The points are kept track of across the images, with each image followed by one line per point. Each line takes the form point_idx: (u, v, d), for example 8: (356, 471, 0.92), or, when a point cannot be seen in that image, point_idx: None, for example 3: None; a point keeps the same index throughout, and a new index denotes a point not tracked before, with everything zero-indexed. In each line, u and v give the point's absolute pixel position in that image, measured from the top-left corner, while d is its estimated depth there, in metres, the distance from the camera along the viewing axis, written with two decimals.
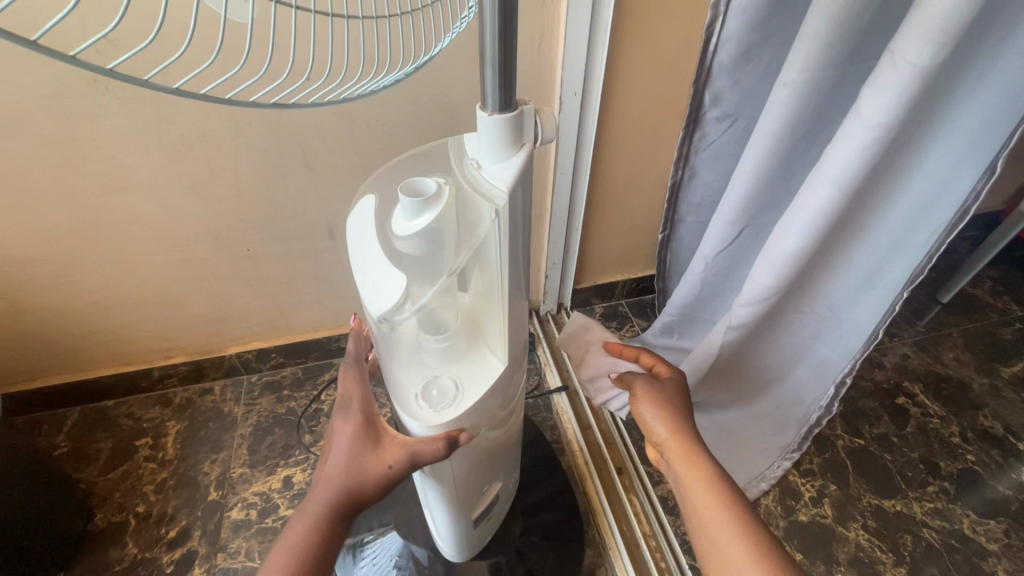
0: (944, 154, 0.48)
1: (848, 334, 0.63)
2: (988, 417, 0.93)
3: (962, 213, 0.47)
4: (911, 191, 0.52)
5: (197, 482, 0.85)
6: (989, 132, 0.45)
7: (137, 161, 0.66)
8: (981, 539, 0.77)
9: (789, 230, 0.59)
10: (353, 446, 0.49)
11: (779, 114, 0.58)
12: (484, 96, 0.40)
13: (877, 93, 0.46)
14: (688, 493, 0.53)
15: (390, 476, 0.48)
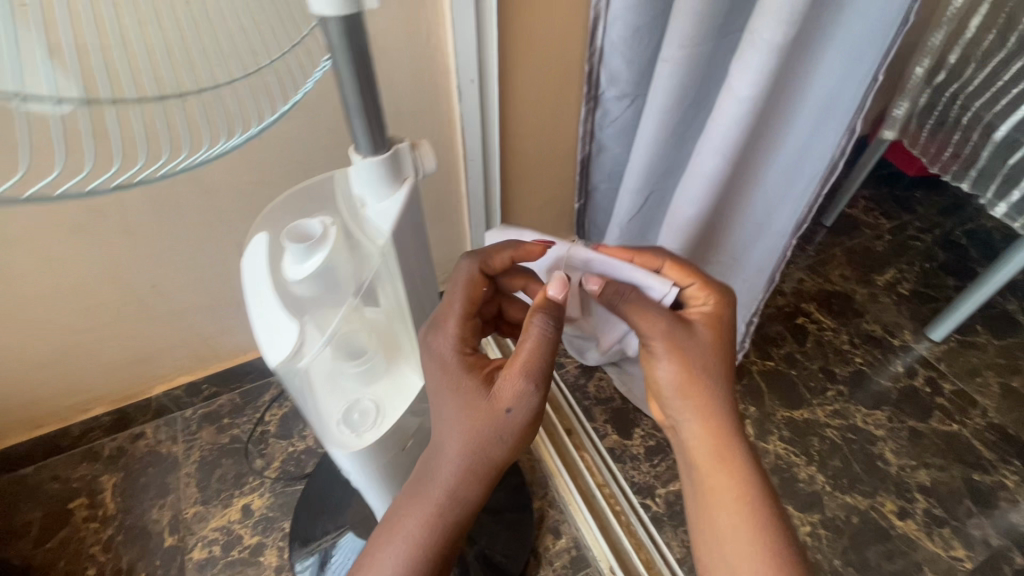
0: (809, 119, 0.54)
1: (750, 278, 0.72)
2: (870, 321, 1.07)
3: (830, 165, 0.55)
4: (787, 152, 0.58)
5: (148, 532, 0.82)
6: (842, 94, 0.50)
7: (2, 215, 0.59)
8: (871, 428, 0.91)
9: (688, 198, 0.64)
10: (468, 422, 0.42)
11: (664, 89, 0.62)
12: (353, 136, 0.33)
13: (744, 68, 0.50)
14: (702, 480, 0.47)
15: (513, 422, 0.42)
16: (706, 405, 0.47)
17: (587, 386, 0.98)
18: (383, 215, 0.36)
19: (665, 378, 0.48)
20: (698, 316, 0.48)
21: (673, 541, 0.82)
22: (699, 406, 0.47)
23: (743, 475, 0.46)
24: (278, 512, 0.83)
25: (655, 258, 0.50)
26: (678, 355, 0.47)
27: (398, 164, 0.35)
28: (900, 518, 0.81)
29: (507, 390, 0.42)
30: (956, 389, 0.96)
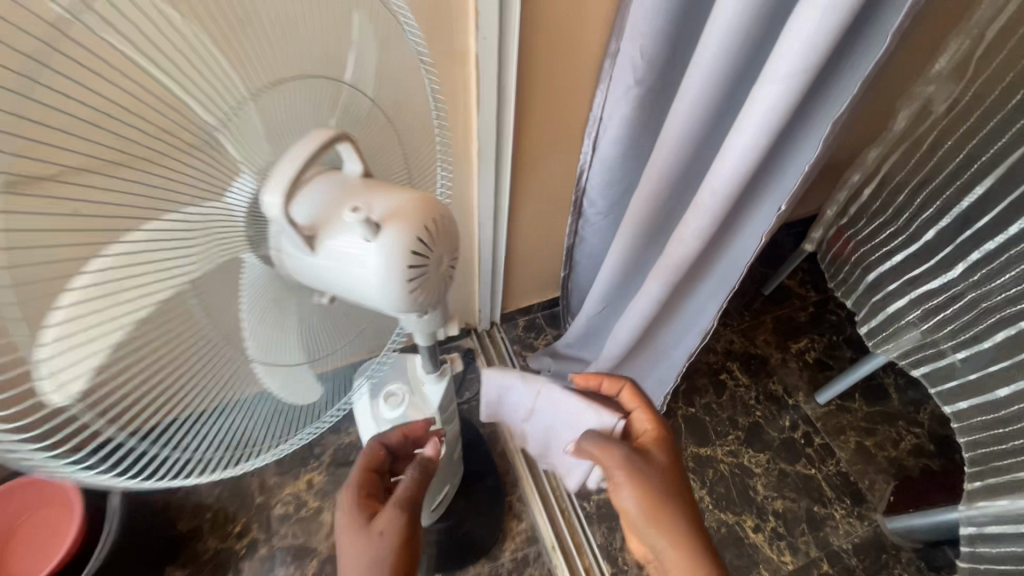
0: (711, 285, 0.94)
1: (677, 353, 1.11)
2: (775, 382, 1.42)
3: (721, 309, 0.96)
4: (699, 296, 0.98)
5: (244, 491, 1.20)
6: (732, 266, 0.89)
7: None
8: (752, 465, 1.28)
9: (631, 318, 1.00)
10: (356, 550, 0.59)
11: (618, 251, 0.98)
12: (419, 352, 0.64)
13: (665, 266, 0.86)
14: (671, 566, 0.66)
15: (384, 541, 0.59)
16: (671, 527, 0.66)
17: None
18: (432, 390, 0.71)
19: (633, 507, 0.68)
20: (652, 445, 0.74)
21: (599, 531, 1.19)
22: (656, 517, 0.67)
23: (692, 557, 0.65)
24: (332, 487, 1.21)
25: (616, 385, 0.83)
26: (635, 480, 0.69)
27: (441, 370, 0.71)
28: (754, 531, 1.19)
29: (384, 520, 0.60)
30: (823, 442, 1.32)
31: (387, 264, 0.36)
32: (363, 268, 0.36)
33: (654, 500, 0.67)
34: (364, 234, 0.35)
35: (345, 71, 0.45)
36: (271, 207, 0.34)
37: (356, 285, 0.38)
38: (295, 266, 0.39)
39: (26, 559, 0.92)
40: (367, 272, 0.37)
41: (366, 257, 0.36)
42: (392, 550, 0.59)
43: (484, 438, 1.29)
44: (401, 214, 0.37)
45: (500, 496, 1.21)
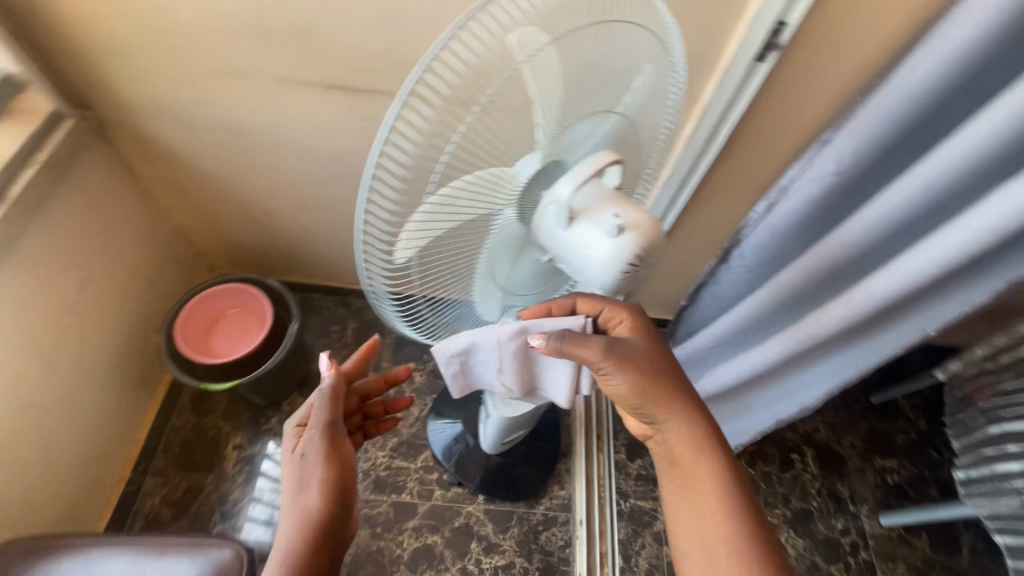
0: (819, 369, 1.00)
1: (758, 418, 1.17)
2: (843, 484, 1.43)
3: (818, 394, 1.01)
4: (801, 374, 1.03)
5: (363, 362, 1.47)
6: (853, 363, 0.94)
7: None
8: (787, 544, 1.33)
9: (736, 366, 1.06)
10: (289, 477, 0.72)
11: (743, 310, 1.04)
12: None
13: (794, 333, 0.92)
14: (674, 441, 0.72)
15: (310, 460, 0.71)
16: (669, 402, 0.70)
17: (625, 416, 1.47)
18: None
19: (631, 393, 0.69)
20: (626, 332, 0.71)
21: (625, 529, 1.31)
22: (662, 402, 0.70)
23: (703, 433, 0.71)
24: (426, 390, 1.44)
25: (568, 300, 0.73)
26: (628, 368, 0.69)
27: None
28: None
29: (306, 444, 0.72)
30: (867, 558, 1.34)
31: (614, 257, 0.51)
32: (597, 251, 0.51)
33: (655, 379, 0.70)
34: (613, 230, 0.50)
35: (620, 101, 0.60)
36: (561, 193, 0.51)
37: (583, 262, 0.53)
38: (545, 237, 0.56)
39: (223, 341, 1.22)
40: (597, 256, 0.52)
41: (603, 248, 0.51)
42: (314, 466, 0.70)
43: (558, 409, 1.44)
44: (638, 226, 0.51)
45: (554, 460, 1.37)
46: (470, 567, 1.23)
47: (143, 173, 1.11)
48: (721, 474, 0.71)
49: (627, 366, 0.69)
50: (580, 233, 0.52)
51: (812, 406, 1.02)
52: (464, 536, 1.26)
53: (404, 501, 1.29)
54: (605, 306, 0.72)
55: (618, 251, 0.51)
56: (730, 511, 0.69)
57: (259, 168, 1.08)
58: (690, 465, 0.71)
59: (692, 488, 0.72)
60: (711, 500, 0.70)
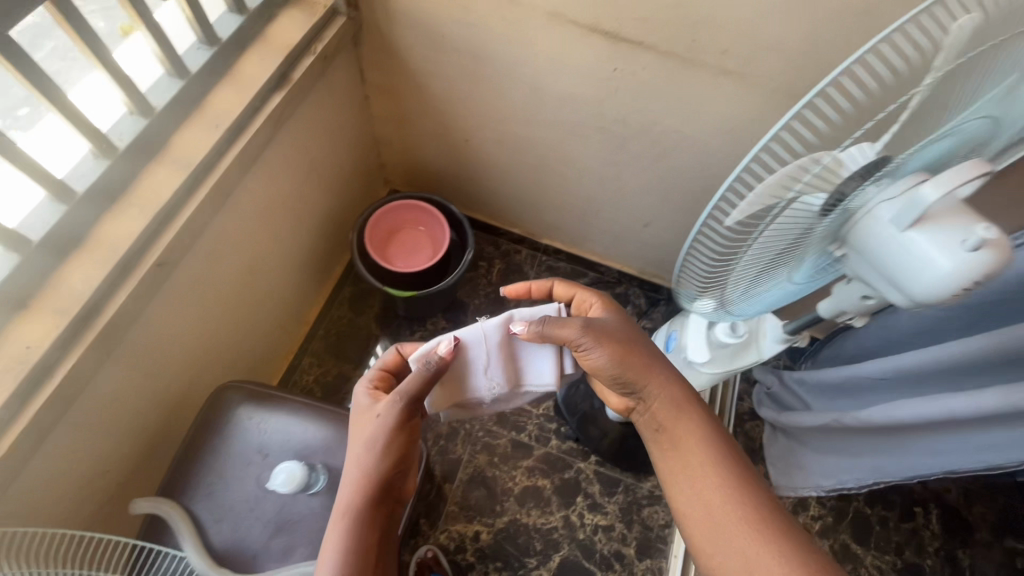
0: (1008, 436, 0.90)
1: (905, 463, 1.11)
2: (965, 552, 1.35)
3: (1004, 462, 0.91)
4: (982, 436, 0.94)
5: (503, 302, 1.52)
6: None
7: (580, 154, 1.16)
8: None
9: (908, 407, 1.00)
10: (358, 438, 0.70)
11: (940, 353, 0.97)
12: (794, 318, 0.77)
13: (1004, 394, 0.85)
14: (660, 410, 0.72)
15: (380, 423, 0.70)
16: (647, 365, 0.72)
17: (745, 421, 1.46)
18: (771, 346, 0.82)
19: (613, 362, 0.71)
20: (602, 313, 0.77)
21: None
22: (644, 368, 0.72)
23: (683, 398, 0.72)
24: None
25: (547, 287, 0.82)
26: (612, 339, 0.71)
27: (790, 336, 0.80)
28: None
29: (384, 407, 0.71)
30: None
31: (964, 274, 0.49)
32: (943, 263, 0.49)
33: (636, 346, 0.72)
34: (973, 245, 0.48)
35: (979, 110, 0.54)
36: (930, 196, 0.48)
37: (920, 272, 0.51)
38: (875, 235, 0.54)
39: (398, 252, 1.30)
40: (942, 269, 0.50)
41: (955, 262, 0.49)
42: (386, 429, 0.69)
43: None
44: (1001, 246, 0.48)
45: None
46: (573, 517, 1.29)
47: (372, 79, 1.18)
48: (711, 440, 0.70)
49: (604, 339, 0.71)
50: (926, 237, 0.50)
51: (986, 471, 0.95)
52: (572, 488, 1.32)
53: (522, 441, 1.36)
54: (580, 293, 0.80)
55: (958, 269, 0.49)
56: (720, 464, 0.68)
57: (483, 96, 1.11)
58: (681, 429, 0.71)
59: (683, 454, 0.70)
60: (700, 453, 0.69)
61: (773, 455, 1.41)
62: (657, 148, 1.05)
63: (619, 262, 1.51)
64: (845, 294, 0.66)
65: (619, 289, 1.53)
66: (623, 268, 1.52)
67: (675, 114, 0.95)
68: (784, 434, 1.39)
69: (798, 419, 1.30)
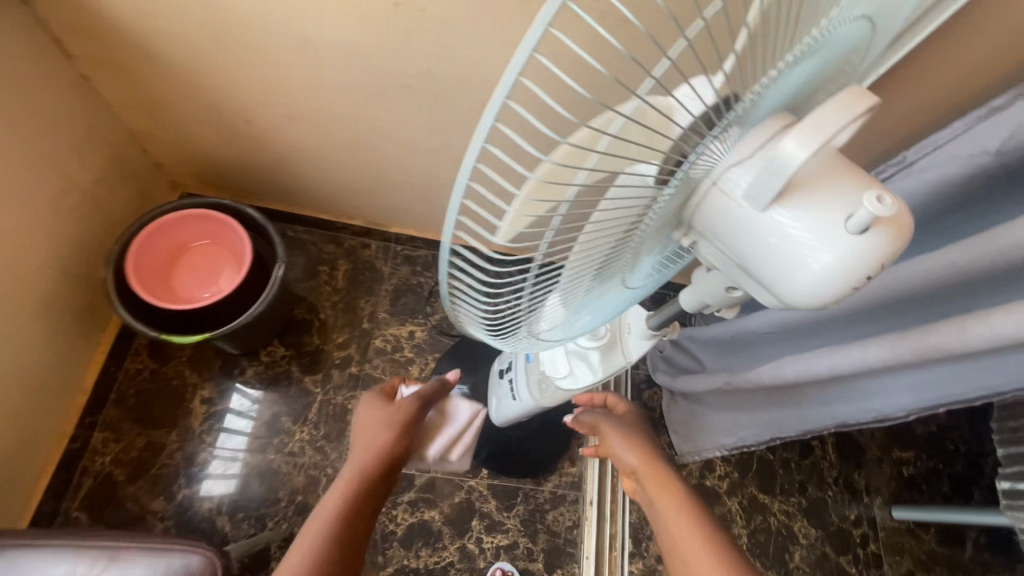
0: (894, 382, 0.84)
1: (796, 416, 1.04)
2: (860, 475, 1.37)
3: (890, 412, 0.86)
4: (869, 384, 0.88)
5: (355, 311, 1.27)
6: (935, 387, 0.78)
7: (391, 120, 0.90)
8: (799, 533, 1.28)
9: (793, 367, 0.91)
10: (376, 419, 0.80)
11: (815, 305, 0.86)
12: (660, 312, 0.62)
13: (878, 347, 0.76)
14: (657, 497, 0.71)
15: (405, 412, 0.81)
16: (658, 468, 0.75)
17: (643, 392, 1.36)
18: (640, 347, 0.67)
19: (625, 451, 0.79)
20: (622, 408, 0.88)
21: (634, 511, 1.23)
22: (648, 463, 0.75)
23: (675, 488, 0.71)
24: (427, 347, 1.26)
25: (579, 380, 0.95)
26: (628, 437, 0.80)
27: (657, 331, 0.65)
28: None
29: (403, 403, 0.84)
30: (875, 551, 1.30)
31: (845, 273, 0.34)
32: (823, 258, 0.34)
33: (658, 462, 0.76)
34: (861, 225, 0.33)
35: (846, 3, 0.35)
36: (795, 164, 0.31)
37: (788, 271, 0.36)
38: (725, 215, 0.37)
39: (188, 279, 1.00)
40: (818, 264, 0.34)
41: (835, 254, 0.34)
42: (403, 417, 0.81)
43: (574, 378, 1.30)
44: (892, 223, 0.34)
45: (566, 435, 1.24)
46: (471, 546, 1.12)
47: (77, 50, 0.84)
48: (700, 520, 0.66)
49: (638, 451, 0.78)
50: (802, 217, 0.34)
51: (874, 419, 0.89)
52: (464, 512, 1.15)
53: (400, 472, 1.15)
54: (618, 403, 0.90)
55: (844, 261, 0.34)
56: (710, 543, 0.62)
57: (239, 59, 0.82)
58: (669, 505, 0.69)
59: (671, 526, 0.67)
60: (689, 539, 0.64)
61: (674, 420, 1.30)
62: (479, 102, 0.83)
63: None
64: (705, 285, 0.49)
65: None
66: None
67: (487, 58, 0.73)
68: (682, 398, 1.30)
69: (693, 382, 1.20)
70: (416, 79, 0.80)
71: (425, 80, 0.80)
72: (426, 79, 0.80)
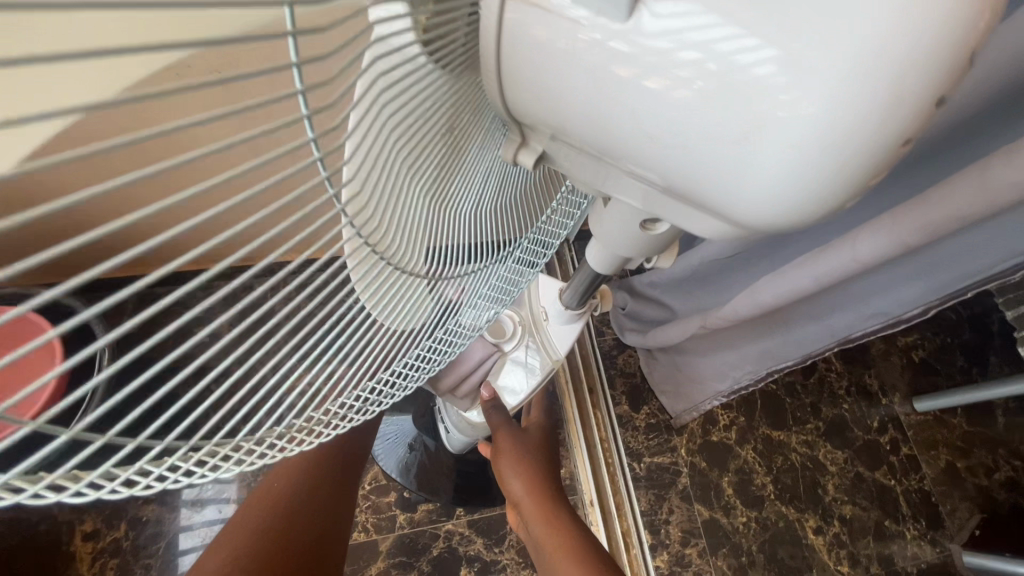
0: (900, 271, 0.67)
1: (790, 341, 0.87)
2: (871, 375, 1.23)
3: (901, 311, 0.70)
4: (869, 281, 0.71)
5: None
6: (952, 265, 0.61)
7: None
8: (826, 461, 1.13)
9: (774, 287, 0.73)
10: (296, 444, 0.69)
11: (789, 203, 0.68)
12: (572, 281, 0.43)
13: (872, 236, 0.58)
14: (542, 541, 0.59)
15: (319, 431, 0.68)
16: (544, 502, 0.62)
17: (617, 358, 1.17)
18: (569, 333, 0.47)
19: (514, 483, 0.65)
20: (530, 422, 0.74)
21: (643, 496, 1.05)
22: (534, 498, 0.63)
23: (562, 528, 0.59)
24: None
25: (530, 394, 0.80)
26: (517, 458, 0.66)
27: (583, 307, 0.45)
28: (814, 533, 1.06)
29: None
30: (910, 453, 1.16)
31: (877, 67, 0.16)
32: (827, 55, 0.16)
33: (547, 491, 0.64)
34: None
35: None
36: None
37: (751, 124, 0.17)
38: (590, 105, 0.20)
39: None
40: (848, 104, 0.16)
41: (860, 63, 0.16)
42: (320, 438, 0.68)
43: None
44: None
45: None
46: None
47: None
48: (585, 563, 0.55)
49: (531, 476, 0.65)
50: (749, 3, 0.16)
51: (887, 321, 0.72)
52: (448, 565, 0.95)
53: (358, 543, 0.94)
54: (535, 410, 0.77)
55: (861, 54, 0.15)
56: None
57: None
58: (554, 549, 0.57)
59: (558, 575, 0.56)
60: None
61: (659, 380, 1.13)
62: None
63: None
64: (611, 234, 0.29)
65: None
66: None
67: None
68: (661, 352, 1.12)
69: (667, 334, 1.02)
70: None
71: None
72: None
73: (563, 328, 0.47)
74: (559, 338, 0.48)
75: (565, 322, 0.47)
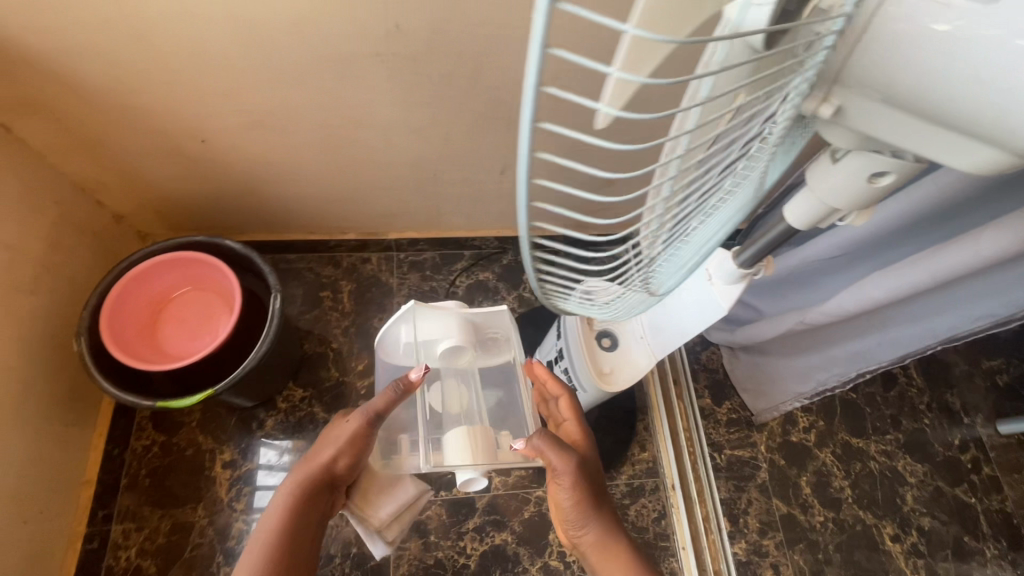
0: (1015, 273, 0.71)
1: (885, 341, 0.91)
2: (953, 394, 1.23)
3: (1013, 310, 0.74)
4: (979, 282, 0.75)
5: (371, 333, 1.14)
6: None
7: (371, 108, 0.78)
8: (906, 473, 1.15)
9: (881, 282, 0.78)
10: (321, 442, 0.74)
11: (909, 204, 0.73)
12: (745, 244, 0.49)
13: (998, 235, 0.63)
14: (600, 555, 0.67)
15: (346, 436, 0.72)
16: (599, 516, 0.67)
17: (701, 354, 1.22)
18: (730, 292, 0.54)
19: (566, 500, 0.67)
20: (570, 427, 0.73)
21: (722, 485, 1.09)
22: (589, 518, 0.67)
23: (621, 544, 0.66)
24: None
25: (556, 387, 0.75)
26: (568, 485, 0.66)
27: (749, 270, 0.51)
28: (891, 540, 1.08)
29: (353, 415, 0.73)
30: (991, 474, 1.16)
31: None
32: None
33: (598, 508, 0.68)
34: None
35: None
36: None
37: None
38: (910, 64, 0.27)
39: (178, 336, 0.87)
40: None
41: None
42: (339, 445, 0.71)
43: None
44: None
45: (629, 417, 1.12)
46: (554, 563, 0.99)
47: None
48: None
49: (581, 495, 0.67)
50: None
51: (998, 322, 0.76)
52: (538, 527, 1.01)
53: (457, 497, 1.02)
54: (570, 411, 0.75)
55: None
56: None
57: (182, 65, 0.70)
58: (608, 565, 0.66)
59: None
60: None
61: (742, 378, 1.17)
62: (466, 59, 0.71)
63: (492, 227, 1.18)
64: (834, 184, 0.37)
65: (507, 259, 1.23)
66: (501, 232, 1.20)
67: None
68: (743, 350, 1.16)
69: (755, 331, 1.06)
70: (390, 49, 0.68)
71: (405, 48, 0.68)
72: (405, 47, 0.68)
73: (726, 288, 0.54)
74: (720, 298, 0.55)
75: (728, 282, 0.53)
